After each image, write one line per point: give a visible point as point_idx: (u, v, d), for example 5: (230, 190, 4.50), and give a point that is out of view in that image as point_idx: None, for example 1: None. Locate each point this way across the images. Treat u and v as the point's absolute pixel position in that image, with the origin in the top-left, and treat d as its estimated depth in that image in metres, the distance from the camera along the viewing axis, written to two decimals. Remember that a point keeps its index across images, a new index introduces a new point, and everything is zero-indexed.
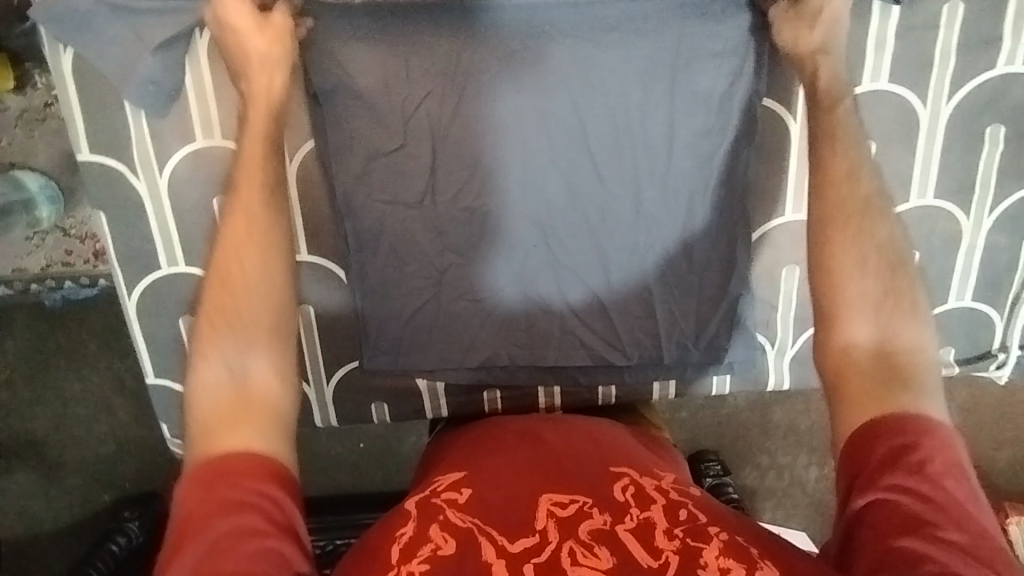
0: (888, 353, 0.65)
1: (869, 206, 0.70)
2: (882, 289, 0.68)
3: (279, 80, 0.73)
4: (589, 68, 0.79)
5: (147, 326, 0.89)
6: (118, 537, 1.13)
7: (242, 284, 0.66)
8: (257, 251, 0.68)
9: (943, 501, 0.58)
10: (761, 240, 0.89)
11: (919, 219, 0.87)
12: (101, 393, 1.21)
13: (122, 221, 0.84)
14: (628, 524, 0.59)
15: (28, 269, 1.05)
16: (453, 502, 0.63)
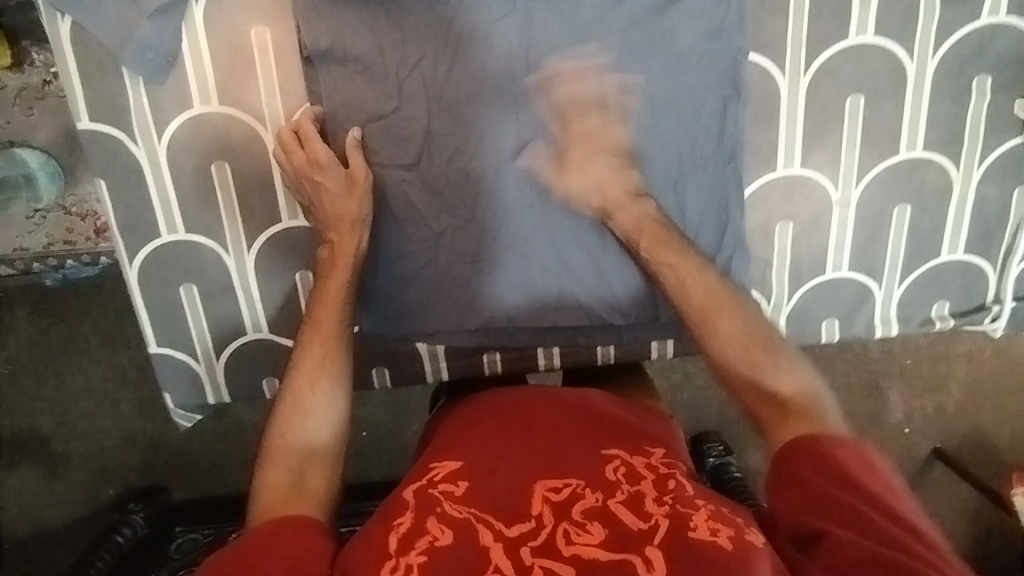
0: (777, 401, 0.67)
1: (714, 294, 0.74)
2: (745, 347, 0.70)
3: (362, 238, 0.80)
4: (566, 25, 0.81)
5: (150, 298, 0.90)
6: (123, 529, 1.13)
7: (310, 392, 0.71)
8: (329, 379, 0.72)
9: (876, 499, 0.58)
10: (754, 196, 0.89)
11: (910, 172, 0.88)
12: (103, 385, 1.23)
13: (123, 189, 0.85)
14: (621, 499, 0.61)
15: (30, 248, 1.05)
16: (450, 495, 0.62)
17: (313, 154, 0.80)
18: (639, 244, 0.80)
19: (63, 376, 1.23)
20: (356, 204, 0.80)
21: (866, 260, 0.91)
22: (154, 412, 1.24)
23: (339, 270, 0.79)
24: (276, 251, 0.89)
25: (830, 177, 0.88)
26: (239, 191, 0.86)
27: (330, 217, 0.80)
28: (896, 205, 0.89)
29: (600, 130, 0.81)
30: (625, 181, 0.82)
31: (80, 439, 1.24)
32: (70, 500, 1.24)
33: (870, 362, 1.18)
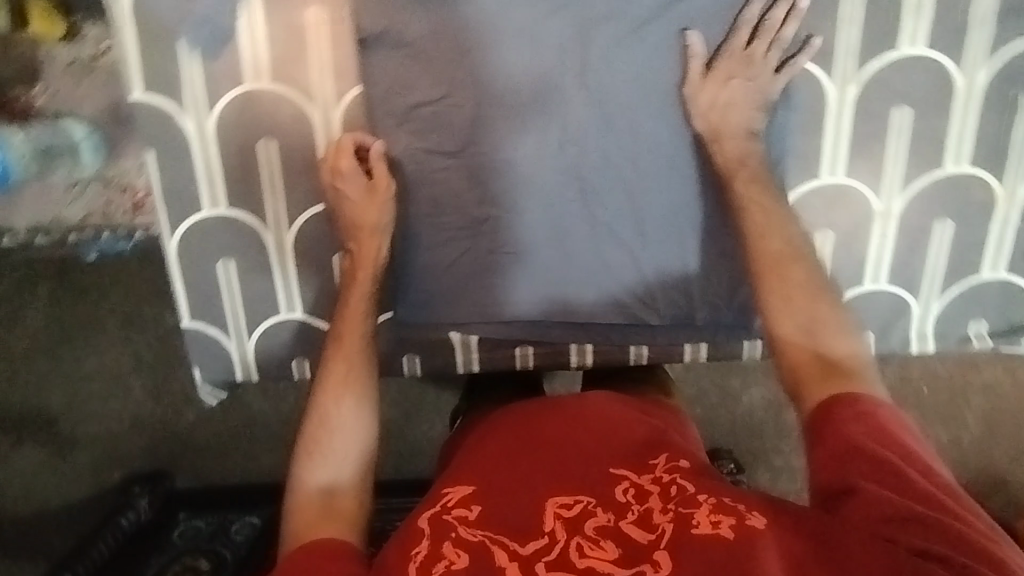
0: (829, 360, 0.70)
1: (789, 248, 0.76)
2: (803, 304, 0.73)
3: (383, 246, 0.83)
4: (602, 16, 0.81)
5: (186, 271, 0.90)
6: (127, 513, 1.16)
7: (336, 407, 0.73)
8: (354, 397, 0.74)
9: (894, 446, 0.63)
10: (796, 202, 0.89)
11: (953, 187, 0.87)
12: (119, 370, 1.26)
13: (170, 161, 0.85)
14: (631, 518, 0.62)
15: (69, 219, 1.04)
16: (464, 520, 0.64)
17: (339, 161, 0.83)
18: (728, 182, 0.82)
19: (76, 356, 1.26)
20: (377, 212, 0.82)
21: (905, 273, 0.91)
22: (165, 396, 1.27)
23: (360, 288, 0.81)
24: (317, 231, 0.89)
25: (873, 187, 0.88)
26: (284, 169, 0.86)
27: (353, 226, 0.83)
28: (938, 219, 0.89)
29: (739, 66, 0.81)
30: (747, 114, 0.82)
31: (90, 420, 1.27)
32: (73, 480, 1.27)
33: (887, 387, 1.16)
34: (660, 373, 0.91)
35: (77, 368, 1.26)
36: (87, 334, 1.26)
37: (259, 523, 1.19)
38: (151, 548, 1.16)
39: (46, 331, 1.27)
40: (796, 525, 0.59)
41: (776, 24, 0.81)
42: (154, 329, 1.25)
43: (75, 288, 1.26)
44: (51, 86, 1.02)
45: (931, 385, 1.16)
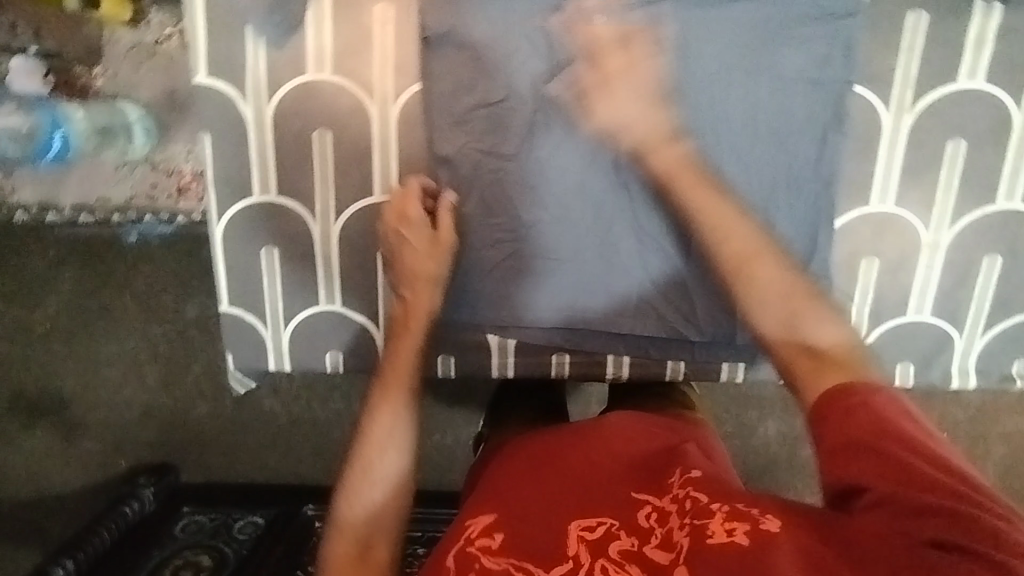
0: (816, 352, 0.66)
1: (754, 240, 0.73)
2: (785, 294, 0.69)
3: (434, 298, 0.83)
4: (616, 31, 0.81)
5: (229, 256, 0.91)
6: (131, 502, 1.21)
7: (377, 457, 0.71)
8: (396, 447, 0.73)
9: (898, 434, 0.57)
10: (844, 228, 0.88)
11: (1004, 223, 0.87)
12: (134, 358, 1.28)
13: (225, 145, 0.86)
14: (655, 542, 0.61)
15: (114, 200, 1.08)
16: (487, 549, 0.64)
17: (405, 208, 0.84)
18: (671, 186, 0.79)
19: (93, 344, 1.28)
20: (435, 266, 0.83)
21: (949, 306, 0.90)
22: (177, 390, 1.29)
23: (409, 334, 0.81)
24: (363, 224, 0.90)
25: (923, 218, 0.87)
26: (336, 161, 0.87)
27: (410, 273, 0.83)
28: (986, 254, 0.88)
29: (620, 70, 0.79)
30: (655, 120, 0.79)
31: (98, 408, 1.30)
32: (78, 468, 1.32)
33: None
34: (682, 389, 0.92)
35: (93, 356, 1.28)
36: (114, 315, 1.26)
37: (263, 523, 1.20)
38: (156, 540, 1.17)
39: (68, 313, 1.27)
40: (811, 527, 0.58)
41: (837, 47, 0.81)
42: (174, 322, 1.25)
43: (99, 273, 1.25)
44: (109, 67, 1.03)
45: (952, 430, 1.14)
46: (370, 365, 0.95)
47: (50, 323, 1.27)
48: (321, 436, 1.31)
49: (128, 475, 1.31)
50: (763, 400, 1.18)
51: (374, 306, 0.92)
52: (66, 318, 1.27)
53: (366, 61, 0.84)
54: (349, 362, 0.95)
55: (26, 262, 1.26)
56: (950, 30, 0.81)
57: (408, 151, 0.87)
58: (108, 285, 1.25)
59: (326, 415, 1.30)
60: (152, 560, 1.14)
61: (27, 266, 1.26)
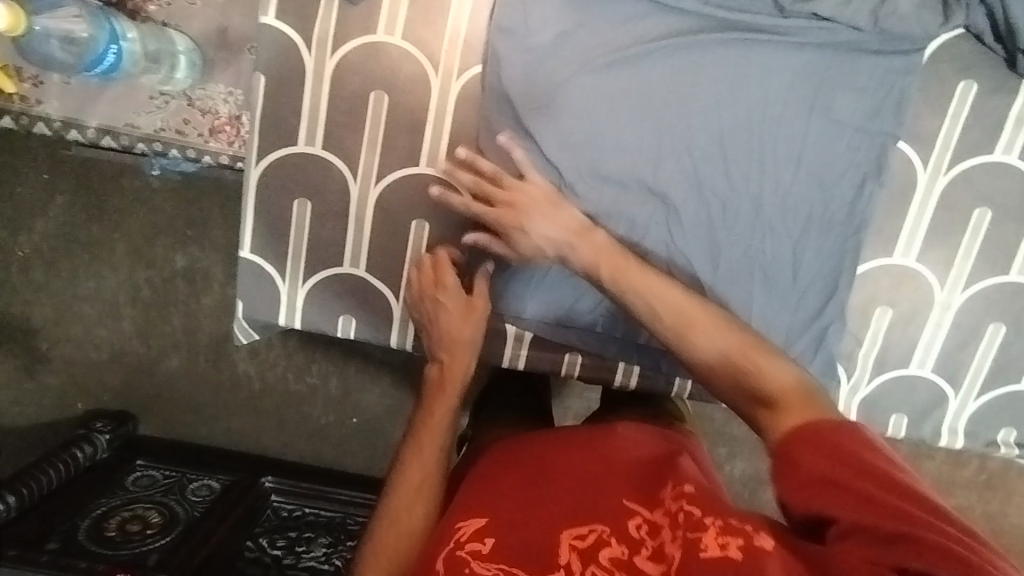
0: (768, 399, 0.60)
1: (692, 301, 0.65)
2: (728, 352, 0.62)
3: (470, 363, 0.80)
4: (632, 77, 0.84)
5: (259, 201, 0.90)
6: (84, 445, 1.17)
7: (411, 486, 0.73)
8: (428, 477, 0.74)
9: (861, 464, 0.55)
10: (864, 274, 0.91)
11: (1014, 294, 0.91)
12: (118, 297, 1.25)
13: (280, 90, 0.86)
14: (645, 553, 0.61)
15: (140, 128, 1.06)
16: (478, 554, 0.63)
17: (439, 275, 0.82)
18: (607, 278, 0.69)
19: (78, 275, 1.24)
20: (473, 331, 0.80)
21: (950, 366, 0.93)
22: (152, 338, 1.27)
23: (445, 395, 0.78)
24: (403, 192, 0.89)
25: (939, 277, 0.91)
26: (387, 125, 0.87)
27: (444, 336, 0.80)
28: (994, 321, 0.92)
29: (522, 195, 0.74)
30: (560, 219, 0.72)
31: (67, 343, 1.27)
32: (35, 403, 1.29)
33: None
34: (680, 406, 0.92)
35: (76, 286, 1.25)
36: (109, 246, 1.23)
37: (219, 488, 1.18)
38: (106, 488, 1.14)
39: (59, 238, 1.23)
40: (799, 552, 0.56)
41: (889, 98, 0.84)
42: (163, 270, 1.23)
43: (94, 206, 1.21)
44: None
45: None
46: (380, 334, 0.94)
47: (34, 249, 1.23)
48: (297, 406, 1.29)
49: (86, 417, 1.27)
50: (735, 440, 1.20)
51: (396, 276, 0.92)
52: (52, 245, 1.23)
53: (435, 32, 0.85)
54: (361, 329, 0.94)
55: (22, 181, 1.21)
56: (994, 103, 0.86)
57: (459, 129, 0.88)
58: (102, 222, 1.22)
59: (302, 388, 1.28)
60: (100, 507, 1.10)
61: (22, 184, 1.21)
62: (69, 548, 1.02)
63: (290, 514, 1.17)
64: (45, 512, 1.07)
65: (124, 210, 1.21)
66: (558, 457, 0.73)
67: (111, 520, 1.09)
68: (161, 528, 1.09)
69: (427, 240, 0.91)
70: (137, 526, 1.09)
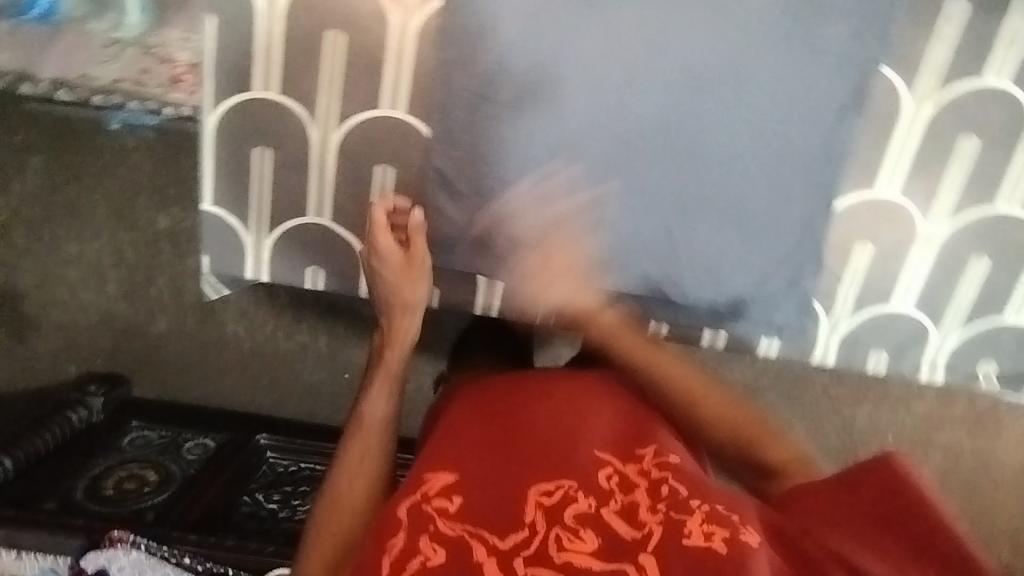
0: (770, 466, 0.74)
1: (693, 377, 0.78)
2: (736, 428, 0.76)
3: (414, 325, 0.80)
4: (599, 21, 0.80)
5: (219, 150, 0.87)
6: (79, 409, 1.17)
7: (353, 455, 0.72)
8: (373, 443, 0.73)
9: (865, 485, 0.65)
10: (842, 210, 0.89)
11: (999, 223, 0.88)
12: (99, 260, 1.23)
13: (230, 30, 0.82)
14: (614, 507, 0.62)
15: (96, 79, 0.99)
16: (444, 511, 0.62)
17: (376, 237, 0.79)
18: (612, 349, 0.80)
19: (57, 240, 1.22)
20: (420, 294, 0.80)
21: (930, 300, 0.92)
22: (138, 300, 1.25)
23: (388, 365, 0.76)
24: (367, 137, 0.86)
25: (922, 209, 0.88)
26: (346, 66, 0.83)
27: (386, 300, 0.80)
28: (977, 252, 0.89)
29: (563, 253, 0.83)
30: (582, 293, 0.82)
31: (50, 308, 1.26)
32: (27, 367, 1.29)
33: (854, 429, 1.22)
34: None
35: (54, 252, 1.23)
36: (80, 207, 1.20)
37: (213, 447, 1.19)
38: (99, 451, 1.14)
39: (29, 201, 1.20)
40: (781, 541, 0.59)
41: (872, 20, 0.80)
42: (143, 233, 1.20)
43: (71, 168, 1.19)
44: None
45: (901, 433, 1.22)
46: (350, 286, 0.92)
47: (11, 212, 1.21)
48: (289, 366, 1.28)
49: (77, 381, 1.27)
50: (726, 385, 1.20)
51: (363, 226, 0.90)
52: (32, 208, 1.21)
53: None
54: (330, 280, 0.92)
55: None
56: (984, 24, 0.82)
57: (420, 68, 0.84)
58: (78, 183, 1.19)
59: (290, 346, 1.27)
60: (94, 468, 1.11)
61: None
62: (65, 508, 1.02)
63: (286, 469, 1.17)
64: (39, 477, 1.07)
65: (98, 169, 1.18)
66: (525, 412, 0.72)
67: (107, 480, 1.09)
68: (156, 487, 1.09)
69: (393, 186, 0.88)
70: (133, 485, 1.09)
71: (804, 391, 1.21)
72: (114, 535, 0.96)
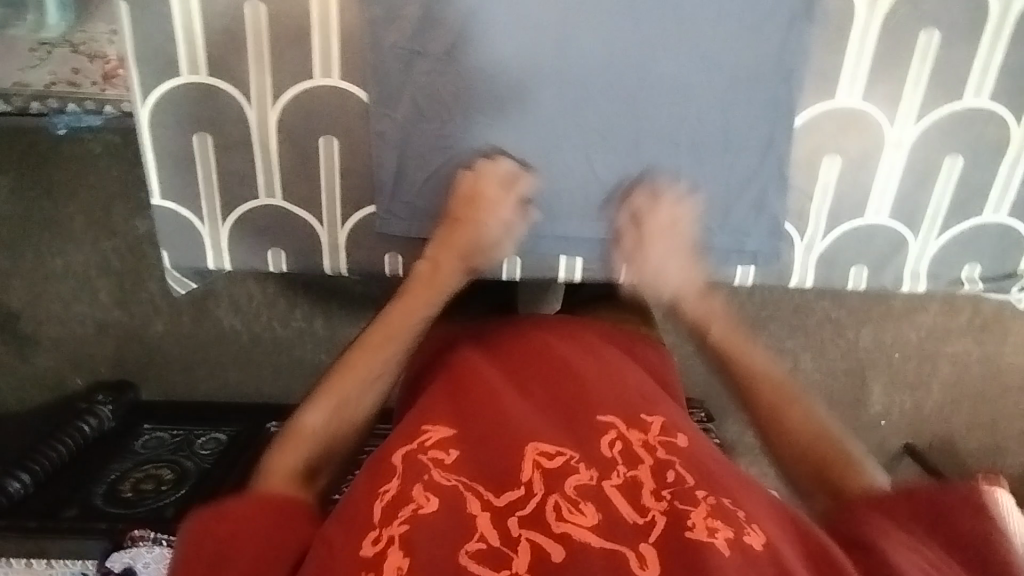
0: (820, 473, 0.58)
1: (785, 385, 0.63)
2: (813, 451, 0.59)
3: (458, 277, 0.75)
4: None
5: (158, 142, 0.85)
6: (89, 418, 1.12)
7: (363, 364, 0.67)
8: (385, 363, 0.67)
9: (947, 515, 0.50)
10: (804, 126, 0.85)
11: (968, 120, 0.85)
12: (86, 273, 1.15)
13: (146, 16, 0.79)
14: (616, 481, 0.56)
15: (33, 85, 1.10)
16: (439, 462, 0.59)
17: (478, 189, 0.78)
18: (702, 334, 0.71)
19: (40, 254, 1.14)
20: (494, 233, 0.77)
21: (906, 208, 0.89)
22: (133, 305, 1.18)
23: (427, 292, 0.72)
24: (305, 109, 0.83)
25: (888, 114, 0.84)
26: (272, 38, 0.80)
27: (445, 241, 0.76)
28: (950, 153, 0.86)
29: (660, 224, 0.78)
30: (692, 275, 0.75)
31: (46, 322, 1.18)
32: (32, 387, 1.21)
33: (860, 350, 1.21)
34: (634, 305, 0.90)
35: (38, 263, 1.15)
36: None
37: (225, 439, 1.15)
38: (114, 456, 1.10)
39: None
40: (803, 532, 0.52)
41: None
42: (124, 237, 1.13)
43: (39, 182, 1.12)
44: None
45: (905, 350, 1.22)
46: (314, 265, 0.91)
47: None
48: (288, 352, 1.22)
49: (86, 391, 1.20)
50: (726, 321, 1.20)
51: (317, 204, 0.88)
52: (6, 227, 1.13)
53: None
54: (292, 261, 0.91)
55: None
56: None
57: (347, 32, 0.80)
58: (48, 196, 1.12)
59: (288, 333, 1.21)
60: (112, 473, 1.08)
61: None
62: (88, 514, 1.01)
63: None
64: (61, 488, 1.04)
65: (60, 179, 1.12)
66: (530, 378, 0.68)
67: (125, 483, 1.07)
68: (174, 483, 1.07)
69: (339, 158, 0.86)
70: (150, 485, 1.06)
71: (801, 320, 1.20)
72: (133, 534, 0.96)
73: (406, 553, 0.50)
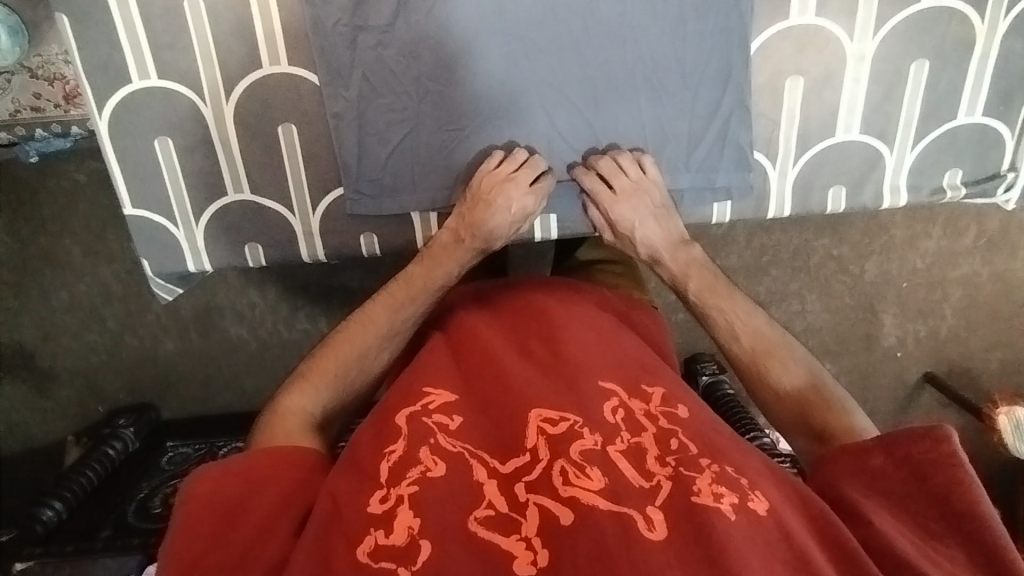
0: (801, 407, 0.66)
1: (765, 337, 0.71)
2: (798, 402, 0.66)
3: (474, 258, 0.80)
4: None
5: (121, 152, 0.85)
6: (113, 443, 1.12)
7: (383, 316, 0.73)
8: (394, 323, 0.72)
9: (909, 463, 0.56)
10: (760, 51, 0.84)
11: (930, 21, 0.83)
12: (91, 302, 1.17)
13: (88, 27, 0.79)
14: (620, 446, 0.57)
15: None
16: (444, 427, 0.59)
17: (509, 176, 0.81)
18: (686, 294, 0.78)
19: (40, 288, 1.16)
20: (507, 224, 0.81)
21: (878, 121, 0.87)
22: (140, 329, 1.20)
23: (446, 258, 0.78)
24: (258, 100, 0.84)
25: (845, 27, 0.83)
26: (214, 33, 0.80)
27: (470, 224, 0.80)
28: (915, 59, 0.84)
29: (627, 185, 0.82)
30: (667, 229, 0.82)
31: (61, 357, 1.20)
32: (57, 419, 1.24)
33: (866, 283, 1.20)
34: (606, 273, 0.92)
35: (44, 300, 1.17)
36: None
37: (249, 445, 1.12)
38: (143, 475, 1.08)
39: None
40: (794, 496, 0.55)
41: None
42: (123, 263, 1.15)
43: (32, 216, 1.12)
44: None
45: (912, 280, 1.20)
46: (292, 254, 0.91)
47: None
48: (298, 355, 1.23)
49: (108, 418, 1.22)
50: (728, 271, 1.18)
51: (286, 194, 0.88)
52: (8, 268, 1.15)
53: None
54: (269, 253, 0.91)
55: None
56: None
57: (287, 16, 0.80)
58: (45, 231, 1.13)
59: (295, 336, 1.22)
60: (142, 492, 1.03)
61: None
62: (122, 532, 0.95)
63: None
64: (94, 511, 1.00)
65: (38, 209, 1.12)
66: (531, 338, 0.68)
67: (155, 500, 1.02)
68: None
69: (300, 144, 0.86)
70: None
71: (804, 260, 1.18)
72: None
73: (417, 513, 0.52)
